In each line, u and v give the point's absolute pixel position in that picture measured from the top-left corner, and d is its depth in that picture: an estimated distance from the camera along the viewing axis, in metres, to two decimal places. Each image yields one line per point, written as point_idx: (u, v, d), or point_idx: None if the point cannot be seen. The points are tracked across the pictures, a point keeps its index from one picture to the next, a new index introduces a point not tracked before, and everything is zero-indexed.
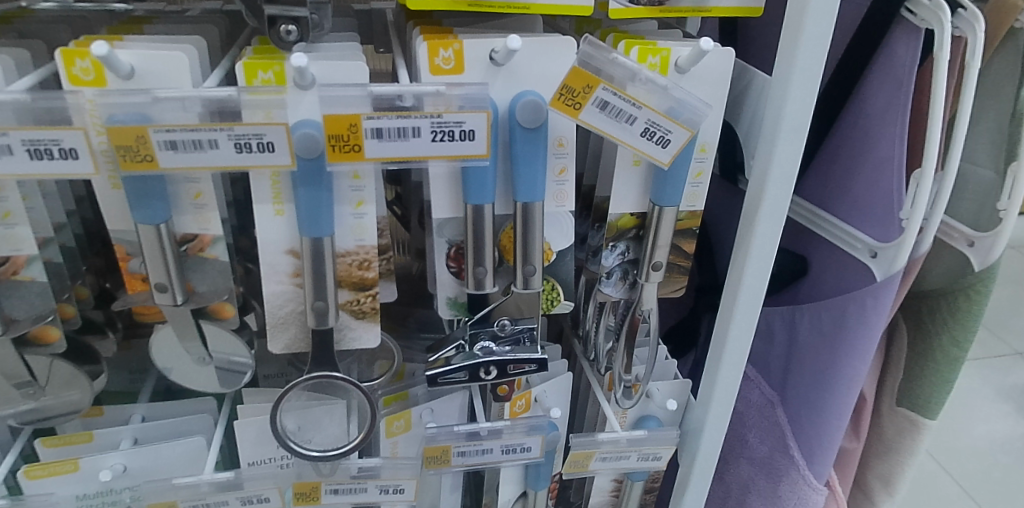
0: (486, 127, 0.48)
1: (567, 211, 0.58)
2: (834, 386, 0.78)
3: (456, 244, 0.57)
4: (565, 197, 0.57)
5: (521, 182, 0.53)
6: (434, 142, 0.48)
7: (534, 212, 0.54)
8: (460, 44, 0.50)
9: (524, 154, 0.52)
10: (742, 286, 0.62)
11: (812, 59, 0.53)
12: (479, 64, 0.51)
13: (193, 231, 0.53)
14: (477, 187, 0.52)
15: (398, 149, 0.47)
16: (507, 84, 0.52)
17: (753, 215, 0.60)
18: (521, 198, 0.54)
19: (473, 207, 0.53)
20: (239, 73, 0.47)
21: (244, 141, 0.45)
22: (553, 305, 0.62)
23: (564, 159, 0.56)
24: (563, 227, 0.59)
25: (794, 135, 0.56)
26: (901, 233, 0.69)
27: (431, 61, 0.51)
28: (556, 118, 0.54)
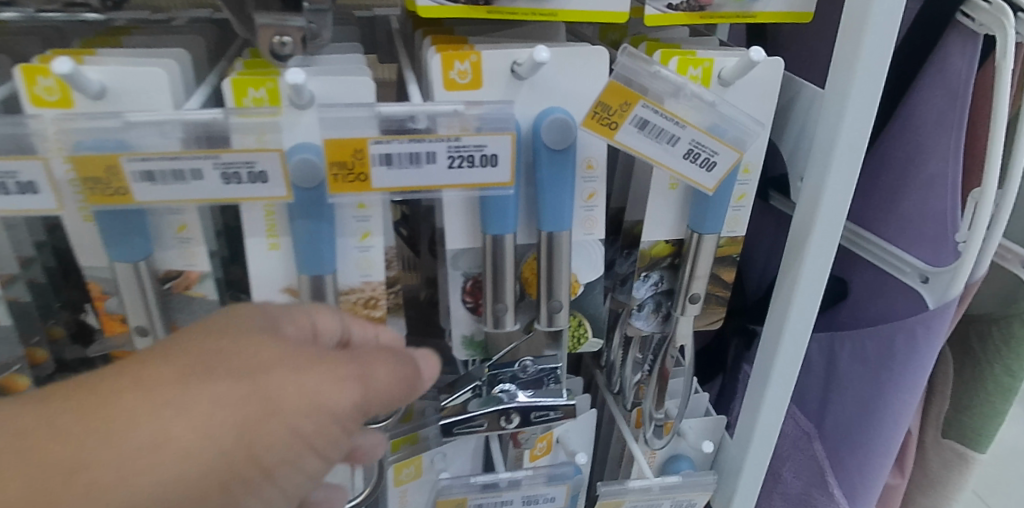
0: (510, 151, 0.42)
1: (596, 238, 0.52)
2: (878, 420, 0.72)
3: (474, 277, 0.51)
4: (594, 224, 0.51)
5: (547, 210, 0.47)
6: (451, 169, 0.42)
7: (561, 243, 0.48)
8: (478, 55, 0.44)
9: (551, 179, 0.46)
10: (788, 319, 0.56)
11: (874, 69, 0.48)
12: (500, 78, 0.45)
13: (178, 267, 0.47)
14: (497, 216, 0.46)
15: (409, 177, 0.41)
16: (531, 101, 0.46)
17: (802, 241, 0.54)
18: (547, 228, 0.48)
19: (493, 238, 0.47)
20: (228, 93, 0.41)
21: (232, 171, 0.39)
22: (580, 343, 0.57)
23: (593, 183, 0.50)
24: (592, 257, 0.53)
25: (850, 155, 0.50)
26: (957, 256, 0.63)
27: (445, 75, 0.45)
28: (585, 136, 0.48)
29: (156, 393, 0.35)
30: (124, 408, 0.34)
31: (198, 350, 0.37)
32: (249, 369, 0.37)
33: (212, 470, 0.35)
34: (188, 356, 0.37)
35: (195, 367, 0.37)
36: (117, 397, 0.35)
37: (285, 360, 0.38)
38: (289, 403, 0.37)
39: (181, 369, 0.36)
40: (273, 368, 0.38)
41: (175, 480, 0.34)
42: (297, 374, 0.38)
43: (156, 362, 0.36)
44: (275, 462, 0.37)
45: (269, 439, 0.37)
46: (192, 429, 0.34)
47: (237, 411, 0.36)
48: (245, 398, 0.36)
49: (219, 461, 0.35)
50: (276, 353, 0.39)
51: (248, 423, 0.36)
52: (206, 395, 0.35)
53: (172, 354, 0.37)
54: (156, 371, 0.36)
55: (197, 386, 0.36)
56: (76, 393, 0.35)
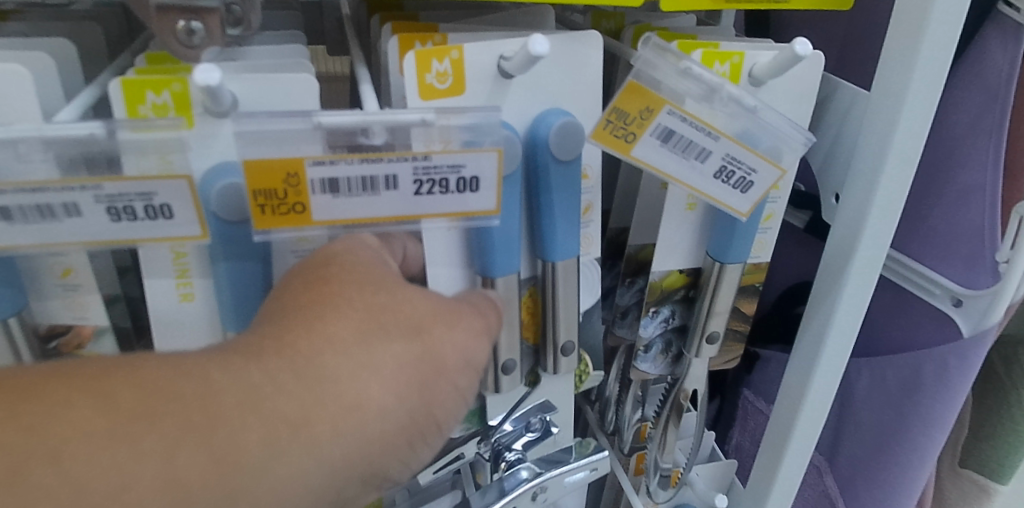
0: (495, 169, 0.32)
1: (592, 258, 0.43)
2: (896, 464, 0.64)
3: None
4: (591, 243, 0.43)
5: (555, 239, 0.39)
6: (417, 196, 0.32)
7: (567, 277, 0.40)
8: (459, 51, 0.35)
9: (559, 203, 0.37)
10: (819, 361, 0.48)
11: (937, 65, 0.39)
12: (486, 81, 0.36)
13: (65, 321, 0.36)
14: (499, 257, 0.37)
15: (363, 208, 0.31)
16: (522, 105, 0.37)
17: (840, 269, 0.45)
18: (554, 258, 0.39)
19: (492, 282, 0.38)
20: (117, 99, 0.30)
21: (122, 204, 0.29)
22: (582, 380, 0.48)
23: (589, 195, 0.41)
24: (591, 282, 0.44)
25: (902, 168, 0.42)
26: (998, 279, 0.56)
27: (421, 79, 0.35)
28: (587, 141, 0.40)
29: (350, 350, 0.30)
30: (321, 367, 0.29)
31: (363, 293, 0.32)
32: (422, 321, 0.33)
33: (408, 427, 0.32)
34: (361, 306, 0.31)
35: (368, 320, 0.31)
36: (314, 351, 0.30)
37: (447, 309, 0.34)
38: (454, 360, 0.33)
39: (356, 318, 0.31)
40: (442, 321, 0.33)
41: (379, 438, 0.31)
42: (454, 327, 0.33)
43: (329, 315, 0.31)
44: (449, 414, 0.34)
45: (442, 398, 0.33)
46: (391, 388, 0.31)
47: (417, 369, 0.32)
48: (423, 358, 0.32)
49: (413, 418, 0.32)
50: (437, 297, 0.34)
51: (427, 386, 0.32)
52: (390, 356, 0.31)
53: (337, 299, 0.31)
54: (336, 326, 0.30)
55: (382, 349, 0.31)
56: (265, 344, 0.30)
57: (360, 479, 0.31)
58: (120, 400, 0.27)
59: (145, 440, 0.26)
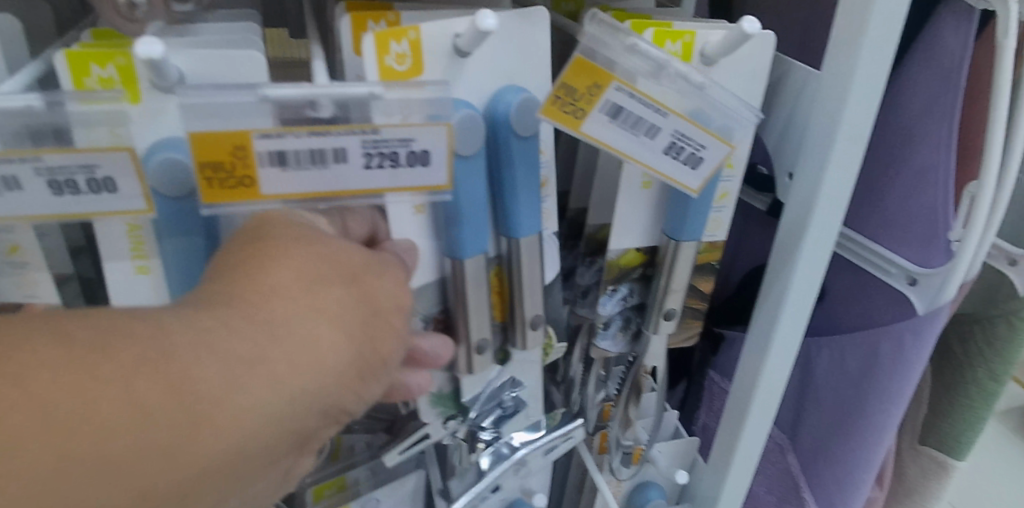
0: (445, 145, 0.33)
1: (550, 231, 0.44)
2: (854, 440, 0.65)
3: (435, 320, 0.43)
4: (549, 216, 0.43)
5: (519, 220, 0.39)
6: (367, 169, 0.32)
7: (528, 261, 0.41)
8: (416, 31, 0.35)
9: (523, 183, 0.38)
10: (774, 338, 0.49)
11: (884, 45, 0.40)
12: (445, 61, 0.36)
13: (14, 300, 0.36)
14: (468, 239, 0.38)
15: (311, 181, 0.32)
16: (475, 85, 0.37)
17: (793, 246, 0.46)
18: (523, 234, 0.39)
19: (457, 264, 0.39)
20: (62, 71, 0.30)
21: (63, 178, 0.29)
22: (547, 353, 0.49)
23: (547, 169, 0.42)
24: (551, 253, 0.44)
25: (851, 146, 0.43)
26: (951, 257, 0.57)
27: (381, 62, 0.34)
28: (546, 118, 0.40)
29: (295, 293, 0.30)
30: (269, 309, 0.29)
31: (300, 243, 0.31)
32: (360, 266, 0.32)
33: (359, 363, 0.31)
34: (301, 254, 0.31)
35: (314, 261, 0.31)
36: (256, 300, 0.29)
37: (380, 257, 0.34)
38: (398, 300, 0.33)
39: (294, 265, 0.30)
40: (376, 267, 0.33)
41: (335, 376, 0.30)
42: (386, 271, 0.33)
43: (273, 259, 0.30)
44: (398, 354, 0.34)
45: (389, 338, 0.33)
46: (338, 329, 0.30)
47: (361, 309, 0.31)
48: (365, 299, 0.32)
49: (363, 356, 0.31)
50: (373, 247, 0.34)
51: (374, 325, 0.32)
52: (336, 296, 0.31)
53: (274, 249, 0.30)
54: (275, 275, 0.30)
55: (323, 292, 0.30)
56: (211, 298, 0.29)
57: (319, 414, 0.31)
58: (78, 335, 0.26)
59: (102, 376, 0.26)
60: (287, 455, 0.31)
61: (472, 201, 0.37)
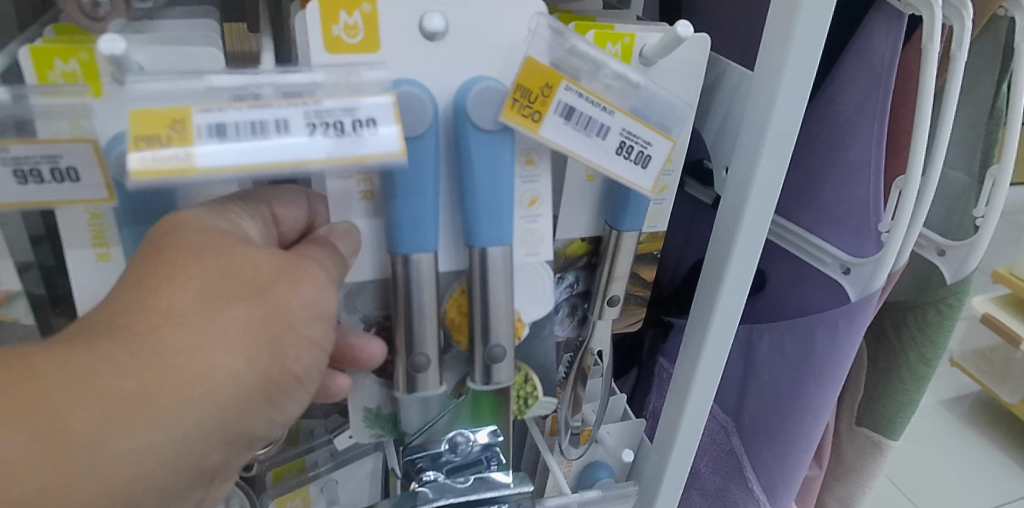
0: (392, 110, 0.33)
1: (540, 258, 0.45)
2: (794, 420, 0.69)
3: (378, 323, 0.45)
4: (537, 241, 0.45)
5: (480, 224, 0.40)
6: (313, 139, 0.31)
7: (490, 266, 0.41)
8: (370, 4, 0.37)
9: (483, 184, 0.39)
10: (712, 321, 0.52)
11: (810, 46, 0.43)
12: (406, 40, 0.38)
13: None
14: (410, 232, 0.39)
15: (249, 152, 0.30)
16: (445, 83, 0.39)
17: (729, 235, 0.49)
18: (477, 242, 0.41)
19: (404, 257, 0.40)
20: (27, 66, 0.32)
21: (28, 167, 0.31)
22: (528, 405, 0.50)
23: (535, 185, 0.43)
24: (536, 284, 0.46)
25: (781, 142, 0.46)
26: (881, 247, 0.61)
27: (328, 30, 0.37)
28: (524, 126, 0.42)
29: (188, 319, 0.31)
30: (157, 341, 0.30)
31: (197, 261, 0.32)
32: (265, 282, 0.33)
33: (262, 382, 0.33)
34: (204, 276, 0.32)
35: (211, 285, 0.32)
36: (152, 326, 0.30)
37: (289, 268, 0.34)
38: (304, 312, 0.34)
39: (194, 286, 0.31)
40: (287, 279, 0.34)
41: (235, 398, 0.32)
42: (299, 283, 0.34)
43: (167, 285, 0.31)
44: (307, 367, 0.35)
45: (296, 352, 0.34)
46: (238, 352, 0.32)
47: (264, 330, 0.33)
48: (267, 318, 0.33)
49: (266, 374, 0.33)
50: (284, 257, 0.35)
51: (274, 341, 0.33)
52: (233, 319, 0.32)
53: (176, 267, 0.32)
54: (172, 299, 0.31)
55: (223, 314, 0.32)
56: (99, 328, 0.30)
57: (220, 434, 0.32)
58: None
59: None
60: (197, 474, 0.33)
61: (419, 190, 0.38)
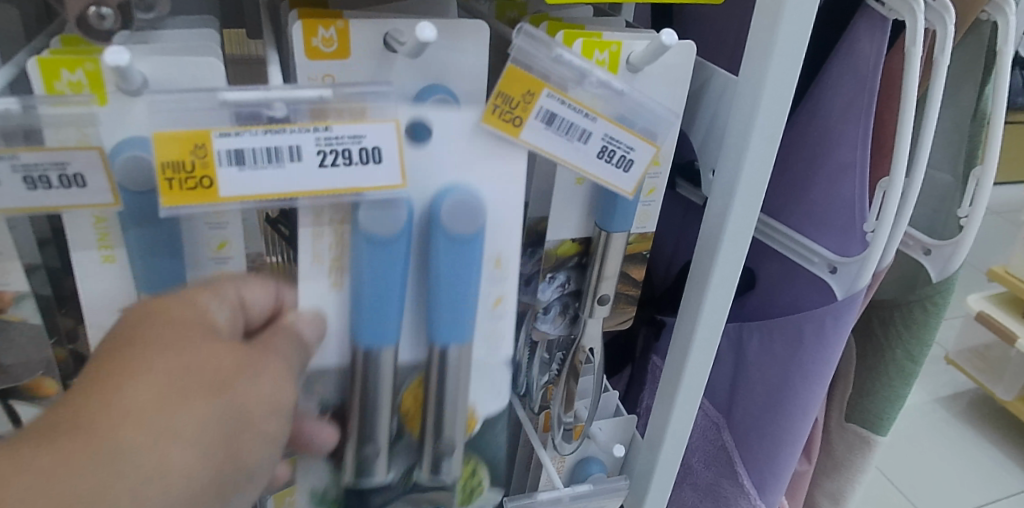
0: (394, 139, 0.36)
1: (501, 356, 0.46)
2: (781, 416, 0.70)
3: (333, 410, 0.44)
4: (499, 337, 0.45)
5: (443, 323, 0.41)
6: (322, 168, 0.35)
7: (448, 377, 0.43)
8: (344, 22, 0.40)
9: (446, 283, 0.40)
10: (700, 320, 0.54)
11: (792, 52, 0.44)
12: (392, 144, 0.37)
13: None
14: (372, 333, 0.40)
15: (267, 181, 0.34)
16: (420, 180, 0.39)
17: (716, 236, 0.51)
18: (439, 341, 0.42)
19: (365, 349, 0.41)
20: (35, 76, 0.33)
21: (37, 174, 0.32)
22: (472, 496, 0.51)
23: (500, 287, 0.44)
24: (495, 380, 0.47)
25: (765, 145, 0.47)
26: (865, 247, 0.62)
27: (308, 41, 0.40)
28: (495, 230, 0.42)
29: (147, 418, 0.30)
30: (115, 440, 0.29)
31: (156, 362, 0.31)
32: (226, 377, 0.33)
33: (216, 478, 0.32)
34: (164, 377, 0.31)
35: (168, 384, 0.31)
36: (112, 426, 0.29)
37: (246, 364, 0.34)
38: (261, 409, 0.34)
39: (152, 385, 0.30)
40: (245, 376, 0.34)
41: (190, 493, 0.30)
42: (257, 379, 0.34)
43: (123, 389, 0.30)
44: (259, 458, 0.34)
45: (251, 445, 0.33)
46: (197, 452, 0.31)
47: (222, 427, 0.32)
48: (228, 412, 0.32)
49: (220, 473, 0.32)
50: (242, 352, 0.35)
51: (230, 436, 0.32)
52: (193, 415, 0.31)
53: (135, 366, 0.31)
54: (130, 399, 0.30)
55: (183, 412, 0.31)
56: (41, 436, 0.28)
57: None
58: None
59: None
60: None
61: (387, 285, 0.39)
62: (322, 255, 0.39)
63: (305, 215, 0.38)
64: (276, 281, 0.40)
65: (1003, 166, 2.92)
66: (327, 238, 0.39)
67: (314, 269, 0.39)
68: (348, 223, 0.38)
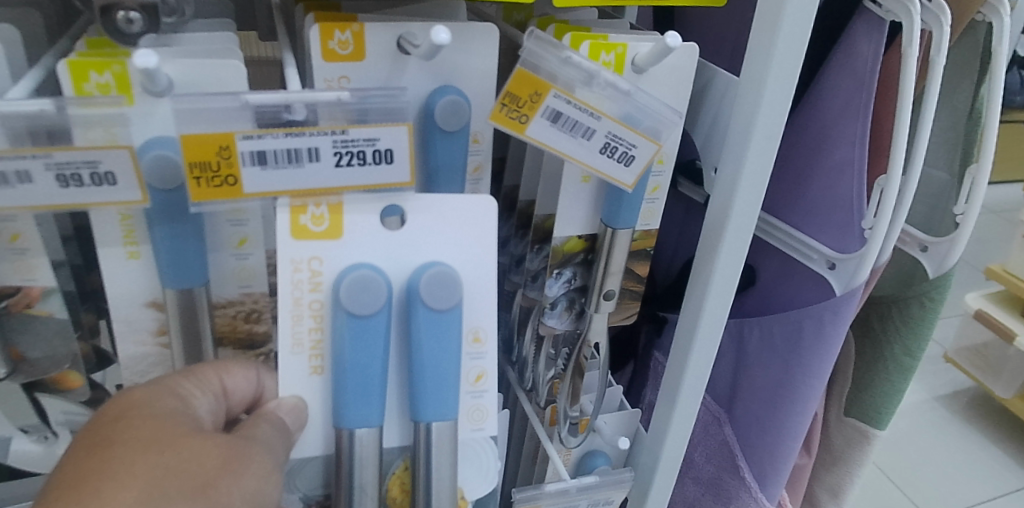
0: (407, 144, 0.37)
1: (485, 432, 0.48)
2: (782, 410, 0.72)
3: (315, 502, 0.49)
4: (482, 415, 0.47)
5: (427, 397, 0.42)
6: (339, 168, 0.37)
7: (439, 438, 0.43)
8: (360, 25, 0.42)
9: (428, 360, 0.41)
10: (702, 314, 0.55)
11: (792, 54, 0.46)
12: (364, 235, 0.41)
13: (14, 283, 0.40)
14: (359, 413, 0.41)
15: (289, 179, 0.36)
16: (398, 261, 0.42)
17: (717, 233, 0.52)
18: (423, 417, 0.43)
19: (349, 431, 0.41)
20: (64, 78, 0.34)
21: (70, 172, 0.33)
22: None
23: (480, 361, 0.46)
24: (478, 453, 0.50)
25: (765, 144, 0.49)
26: (863, 243, 0.63)
27: (324, 45, 0.42)
28: (472, 308, 0.44)
29: None
30: None
31: (138, 466, 0.34)
32: (206, 478, 0.36)
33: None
34: (150, 473, 0.34)
35: (148, 488, 0.34)
36: None
37: (231, 458, 0.37)
38: (240, 506, 0.36)
39: (137, 483, 0.34)
40: (226, 473, 0.37)
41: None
42: (238, 475, 0.37)
43: (107, 492, 0.33)
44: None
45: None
46: None
47: None
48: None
49: None
50: (227, 446, 0.38)
51: None
52: None
53: (121, 470, 0.34)
54: (116, 498, 0.33)
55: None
56: None
57: None
58: None
59: None
60: None
61: (367, 364, 0.40)
62: (304, 342, 0.42)
63: (284, 301, 0.41)
64: (257, 368, 0.44)
65: (1001, 166, 2.94)
66: (308, 322, 0.41)
67: (295, 358, 0.42)
68: (325, 312, 0.41)
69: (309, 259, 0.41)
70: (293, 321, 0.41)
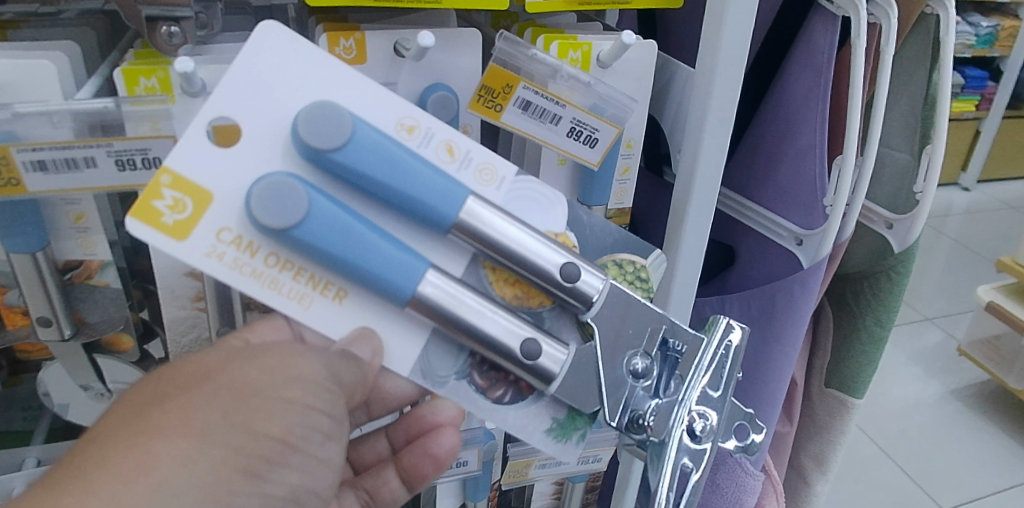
0: None
1: (507, 178, 0.44)
2: (764, 374, 0.77)
3: (473, 366, 0.46)
4: (490, 172, 0.44)
5: (428, 202, 0.40)
6: None
7: (471, 223, 0.41)
8: (362, 33, 0.49)
9: (402, 187, 0.39)
10: (674, 285, 0.62)
11: (735, 50, 0.52)
12: (211, 168, 0.39)
13: (77, 257, 0.48)
14: (394, 279, 0.40)
15: None
16: (275, 124, 0.39)
17: (682, 210, 0.59)
18: (448, 228, 0.41)
19: (422, 291, 0.40)
20: (119, 82, 0.43)
21: (126, 158, 0.41)
22: (644, 281, 0.48)
23: (435, 136, 0.42)
24: (530, 198, 0.45)
25: (719, 129, 0.55)
26: (825, 220, 0.70)
27: (332, 51, 0.49)
28: (372, 111, 0.41)
29: (143, 416, 0.36)
30: (122, 434, 0.36)
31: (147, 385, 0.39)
32: (213, 371, 0.39)
33: (223, 452, 0.37)
34: (148, 392, 0.38)
35: (157, 395, 0.38)
36: (116, 429, 0.36)
37: (240, 354, 0.41)
38: (260, 381, 0.40)
39: (143, 397, 0.38)
40: (238, 361, 0.40)
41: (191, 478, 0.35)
42: (249, 362, 0.40)
43: (122, 408, 0.37)
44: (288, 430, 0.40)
45: (262, 413, 0.39)
46: (197, 426, 0.37)
47: (222, 405, 0.38)
48: (216, 393, 0.38)
49: (229, 443, 0.37)
50: (233, 352, 0.41)
51: (233, 409, 0.38)
52: (185, 401, 0.37)
53: (131, 395, 0.38)
54: (125, 409, 0.37)
55: (176, 401, 0.37)
56: (72, 458, 0.35)
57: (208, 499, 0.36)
58: None
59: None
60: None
61: (364, 247, 0.39)
62: (299, 292, 0.41)
63: (247, 282, 0.40)
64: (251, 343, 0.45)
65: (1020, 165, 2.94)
66: (286, 277, 0.41)
67: (314, 306, 0.42)
68: (282, 254, 0.40)
69: (216, 237, 0.39)
70: (273, 288, 0.40)
